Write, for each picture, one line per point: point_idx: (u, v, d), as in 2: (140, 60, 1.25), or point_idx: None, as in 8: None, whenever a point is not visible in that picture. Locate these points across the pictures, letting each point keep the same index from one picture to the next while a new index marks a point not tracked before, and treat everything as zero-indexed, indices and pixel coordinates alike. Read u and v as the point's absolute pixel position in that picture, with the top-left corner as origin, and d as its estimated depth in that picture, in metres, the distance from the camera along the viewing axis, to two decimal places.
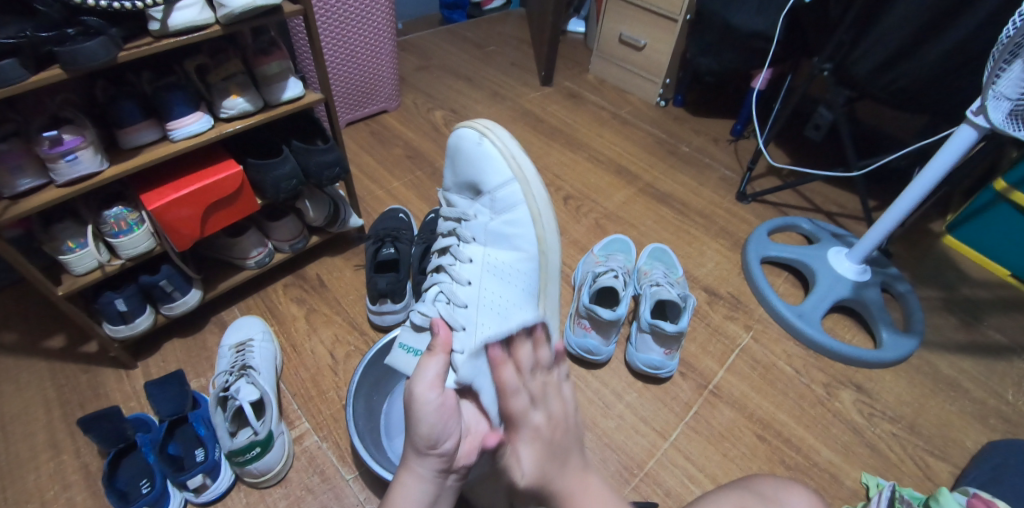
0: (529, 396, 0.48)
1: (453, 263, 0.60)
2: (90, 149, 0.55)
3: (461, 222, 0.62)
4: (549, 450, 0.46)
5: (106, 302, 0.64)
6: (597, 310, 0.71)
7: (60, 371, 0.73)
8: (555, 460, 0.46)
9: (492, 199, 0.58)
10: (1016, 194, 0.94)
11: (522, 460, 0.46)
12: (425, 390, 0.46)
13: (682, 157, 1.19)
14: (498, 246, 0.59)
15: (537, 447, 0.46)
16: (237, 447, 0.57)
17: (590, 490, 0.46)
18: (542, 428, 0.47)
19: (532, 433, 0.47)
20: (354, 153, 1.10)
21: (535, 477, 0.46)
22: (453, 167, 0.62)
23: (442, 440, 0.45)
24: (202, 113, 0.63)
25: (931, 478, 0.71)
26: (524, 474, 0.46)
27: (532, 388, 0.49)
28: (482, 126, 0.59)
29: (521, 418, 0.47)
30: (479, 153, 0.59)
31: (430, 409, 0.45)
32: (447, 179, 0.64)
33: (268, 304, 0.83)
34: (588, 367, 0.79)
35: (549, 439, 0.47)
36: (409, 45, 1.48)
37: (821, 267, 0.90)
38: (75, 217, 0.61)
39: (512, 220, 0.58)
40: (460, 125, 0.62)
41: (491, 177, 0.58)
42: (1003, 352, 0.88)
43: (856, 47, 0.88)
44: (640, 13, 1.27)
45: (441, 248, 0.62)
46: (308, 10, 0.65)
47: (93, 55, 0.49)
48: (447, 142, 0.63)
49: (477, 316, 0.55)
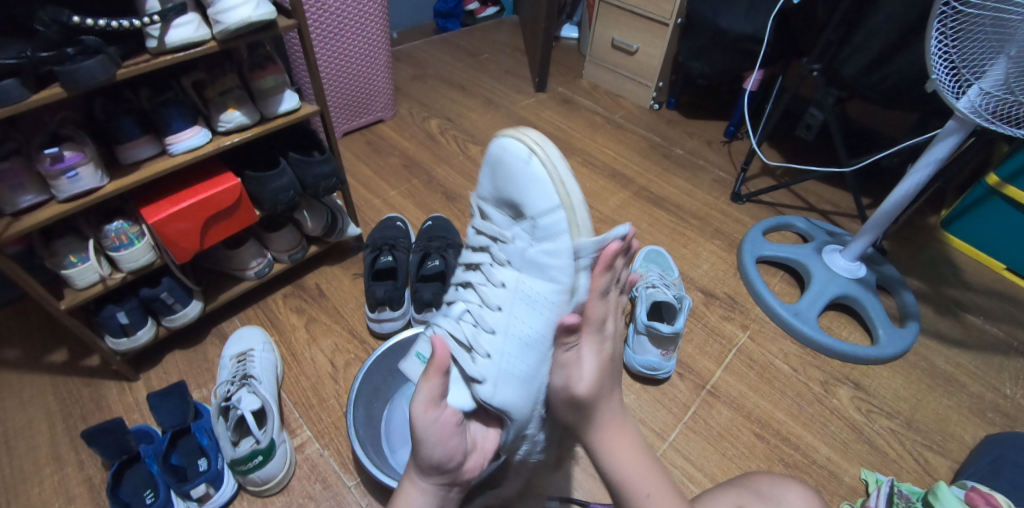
0: (600, 317, 0.49)
1: (483, 283, 0.53)
2: (90, 165, 0.56)
3: (496, 241, 0.53)
4: (606, 368, 0.49)
5: (108, 316, 0.65)
6: (657, 326, 0.72)
7: (62, 385, 0.74)
8: (607, 378, 0.49)
9: (533, 225, 0.49)
10: (1010, 188, 0.95)
11: (585, 367, 0.48)
12: (422, 414, 0.46)
13: (676, 160, 1.20)
14: (537, 275, 0.49)
15: (601, 356, 0.49)
16: (240, 456, 0.58)
17: (619, 426, 0.50)
18: (604, 346, 0.50)
19: (598, 344, 0.49)
20: (351, 163, 1.11)
21: (591, 384, 0.48)
22: (495, 182, 0.52)
23: (447, 461, 0.47)
24: (199, 128, 0.64)
25: (930, 473, 0.71)
26: (584, 378, 0.48)
27: (600, 309, 0.49)
28: (531, 143, 0.49)
29: (592, 328, 0.49)
30: (526, 175, 0.49)
31: (431, 428, 0.46)
32: (485, 189, 0.54)
33: (267, 313, 0.84)
34: (647, 383, 0.78)
35: (609, 356, 0.50)
36: (404, 55, 1.50)
37: (815, 266, 0.91)
38: (76, 232, 0.62)
39: (553, 249, 0.48)
40: (508, 137, 0.51)
41: (534, 200, 0.48)
42: (999, 347, 0.88)
43: (844, 47, 0.89)
44: (631, 18, 1.28)
45: (472, 263, 0.56)
46: (302, 25, 0.66)
47: (91, 74, 0.50)
48: (490, 150, 0.53)
49: (504, 346, 0.49)
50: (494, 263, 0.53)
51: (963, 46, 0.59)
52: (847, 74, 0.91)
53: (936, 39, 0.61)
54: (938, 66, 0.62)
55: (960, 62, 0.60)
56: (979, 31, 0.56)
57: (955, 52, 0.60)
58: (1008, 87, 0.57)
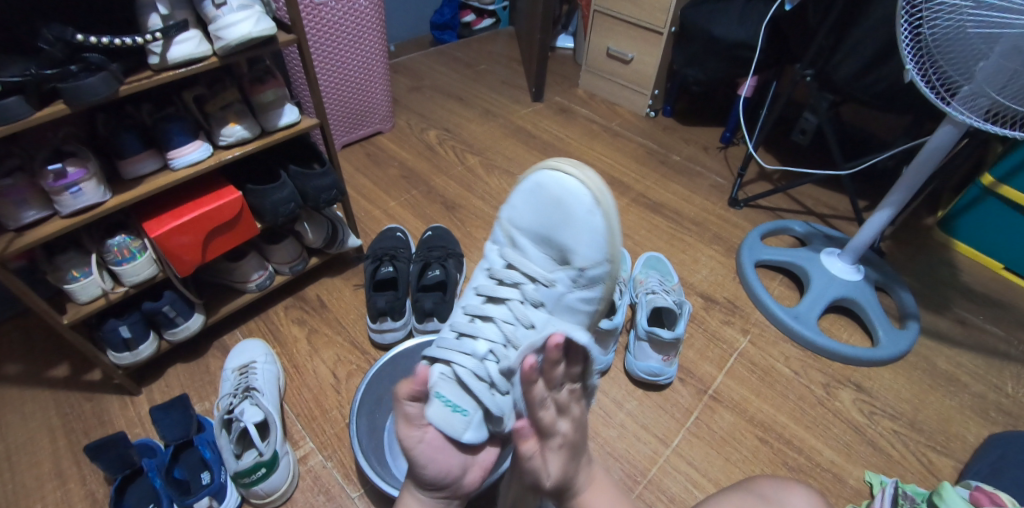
0: (556, 406, 0.47)
1: (507, 320, 0.52)
2: (93, 181, 0.57)
3: (528, 277, 0.53)
4: (574, 454, 0.48)
5: (110, 330, 0.65)
6: (658, 331, 0.72)
7: (65, 400, 0.74)
8: (575, 462, 0.48)
9: (580, 274, 0.51)
10: (1005, 188, 0.96)
11: (550, 466, 0.46)
12: (406, 434, 0.47)
13: (673, 167, 1.21)
14: (568, 320, 0.52)
15: (564, 454, 0.47)
16: (243, 469, 0.58)
17: (596, 489, 0.49)
18: (568, 437, 0.47)
19: (559, 443, 0.47)
20: (351, 174, 1.12)
21: (558, 476, 0.47)
22: (542, 220, 0.52)
23: (441, 477, 0.47)
24: (201, 142, 0.65)
25: (934, 474, 0.71)
26: (551, 476, 0.47)
27: (559, 398, 0.47)
28: (596, 190, 0.50)
29: (551, 427, 0.46)
30: (586, 225, 0.49)
31: (418, 448, 0.46)
32: (525, 223, 0.54)
33: (269, 325, 0.84)
34: (648, 389, 0.78)
35: (574, 444, 0.47)
36: (401, 67, 1.51)
37: (814, 269, 0.91)
38: (79, 247, 0.63)
39: (589, 298, 0.52)
40: (570, 177, 0.51)
41: (587, 252, 0.50)
42: (1000, 345, 0.88)
43: (836, 53, 0.90)
44: (626, 27, 1.30)
45: (494, 296, 0.54)
46: (302, 40, 0.67)
47: (94, 90, 0.51)
48: (544, 185, 0.52)
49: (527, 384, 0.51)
50: (524, 302, 0.53)
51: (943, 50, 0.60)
52: (840, 79, 0.92)
53: (905, 29, 0.63)
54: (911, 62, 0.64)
55: (939, 59, 0.62)
56: (961, 35, 0.56)
57: (932, 48, 0.61)
58: (1000, 87, 0.57)
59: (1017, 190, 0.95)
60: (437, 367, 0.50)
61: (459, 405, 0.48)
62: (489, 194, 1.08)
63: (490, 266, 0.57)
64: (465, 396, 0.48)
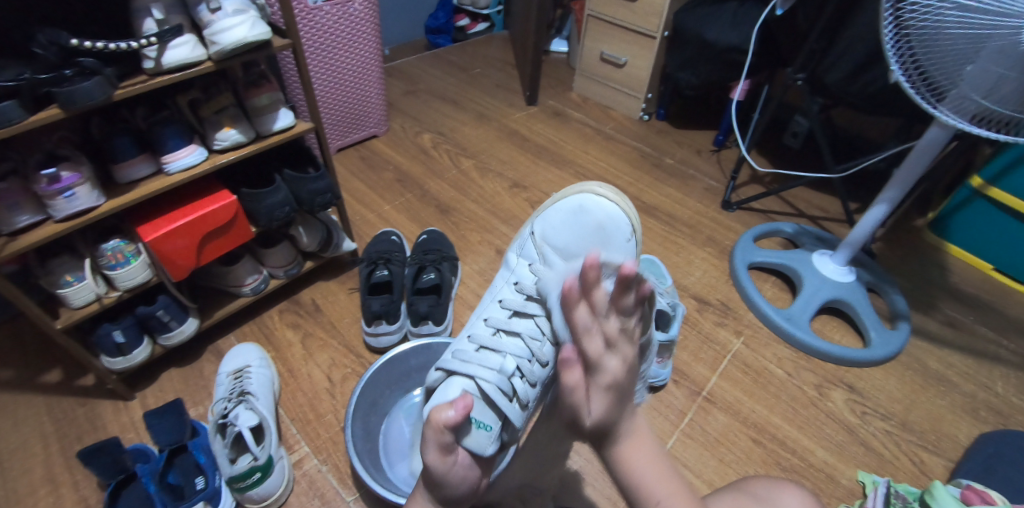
0: (605, 340, 0.43)
1: (535, 335, 0.55)
2: (87, 185, 0.57)
3: None
4: (621, 396, 0.43)
5: (103, 335, 0.65)
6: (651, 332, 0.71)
7: (57, 405, 0.73)
8: (621, 406, 0.43)
9: None
10: (994, 190, 0.97)
11: (593, 403, 0.42)
12: (438, 461, 0.42)
13: (666, 170, 1.22)
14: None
15: (609, 394, 0.42)
16: (238, 473, 0.58)
17: (640, 439, 0.44)
18: (616, 376, 0.43)
19: (607, 381, 0.42)
20: (345, 178, 1.12)
21: (602, 419, 0.42)
22: (581, 243, 0.57)
23: (466, 493, 0.45)
24: (195, 146, 0.65)
25: (925, 473, 0.72)
26: (592, 415, 0.42)
27: (607, 331, 0.43)
28: (634, 221, 0.58)
29: (597, 363, 0.43)
30: (622, 251, 0.57)
31: (448, 471, 0.42)
32: (563, 243, 0.58)
33: (264, 329, 0.84)
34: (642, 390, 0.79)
35: (621, 385, 0.43)
36: (396, 71, 1.52)
37: (807, 271, 0.92)
38: (72, 252, 0.63)
39: None
40: (613, 205, 0.58)
41: None
42: (990, 345, 0.90)
43: (826, 58, 0.92)
44: (620, 31, 1.31)
45: (523, 310, 0.57)
46: (297, 44, 0.67)
47: (89, 94, 0.51)
48: (588, 209, 0.58)
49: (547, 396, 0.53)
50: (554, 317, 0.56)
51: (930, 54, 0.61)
52: (830, 82, 0.93)
53: (889, 34, 0.63)
54: (892, 60, 0.64)
55: (920, 60, 0.62)
56: (946, 40, 0.57)
57: (916, 49, 0.62)
58: (987, 90, 0.58)
59: (1005, 191, 0.96)
60: (458, 382, 0.49)
61: (484, 422, 0.46)
62: (484, 198, 1.08)
63: (519, 281, 0.60)
64: (490, 412, 0.47)
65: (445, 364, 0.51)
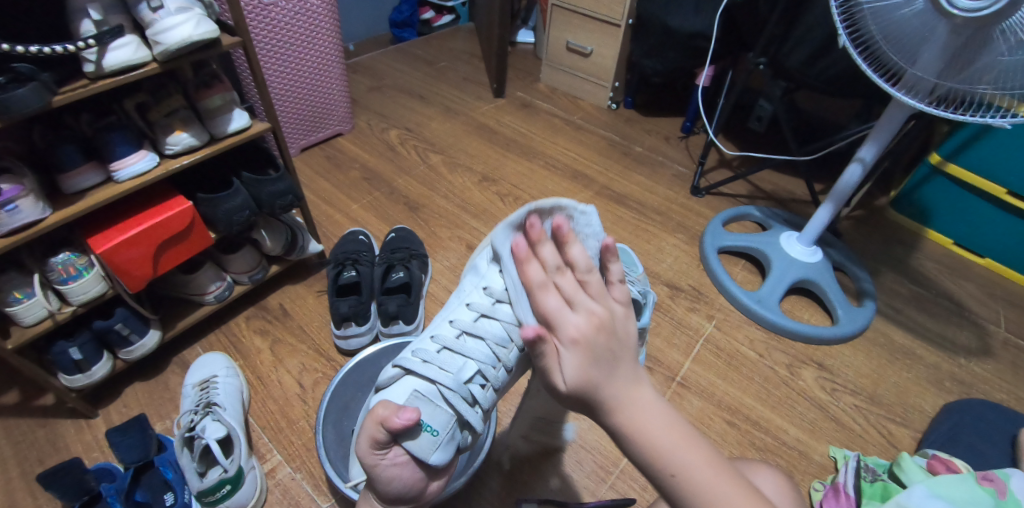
0: (563, 297, 0.40)
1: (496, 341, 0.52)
2: (30, 197, 0.54)
3: None
4: (593, 354, 0.37)
5: (59, 352, 0.63)
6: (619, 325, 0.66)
7: (15, 428, 0.70)
8: (599, 365, 0.37)
9: None
10: (952, 165, 1.00)
11: (562, 363, 0.37)
12: (368, 454, 0.43)
13: (636, 158, 1.22)
14: None
15: (579, 351, 0.37)
16: (207, 487, 0.57)
17: (638, 402, 0.36)
18: (583, 330, 0.38)
19: (572, 338, 0.37)
20: (310, 179, 1.09)
21: (577, 380, 0.36)
22: None
23: (406, 492, 0.46)
24: (146, 151, 0.62)
25: (893, 444, 0.74)
26: (564, 378, 0.36)
27: (564, 288, 0.40)
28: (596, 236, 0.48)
29: (557, 319, 0.39)
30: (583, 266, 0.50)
31: (382, 467, 0.44)
32: None
33: (230, 338, 0.82)
34: None
35: (593, 344, 0.37)
36: (360, 66, 1.48)
37: (775, 252, 0.93)
38: (19, 267, 0.59)
39: None
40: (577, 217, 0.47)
41: None
42: (953, 317, 0.93)
43: (786, 41, 0.92)
44: (585, 20, 1.30)
45: (489, 314, 0.53)
46: (247, 42, 0.65)
47: (26, 101, 0.48)
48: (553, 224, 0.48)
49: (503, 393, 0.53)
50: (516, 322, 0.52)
51: (888, 32, 0.61)
52: (791, 66, 0.94)
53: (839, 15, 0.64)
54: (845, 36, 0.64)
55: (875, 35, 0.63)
56: (903, 17, 0.58)
57: (871, 27, 0.62)
58: (944, 71, 0.59)
59: (962, 167, 0.99)
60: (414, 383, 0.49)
61: (432, 426, 0.46)
62: (453, 193, 1.07)
63: (489, 282, 0.54)
64: (444, 418, 0.47)
65: (403, 362, 0.50)
